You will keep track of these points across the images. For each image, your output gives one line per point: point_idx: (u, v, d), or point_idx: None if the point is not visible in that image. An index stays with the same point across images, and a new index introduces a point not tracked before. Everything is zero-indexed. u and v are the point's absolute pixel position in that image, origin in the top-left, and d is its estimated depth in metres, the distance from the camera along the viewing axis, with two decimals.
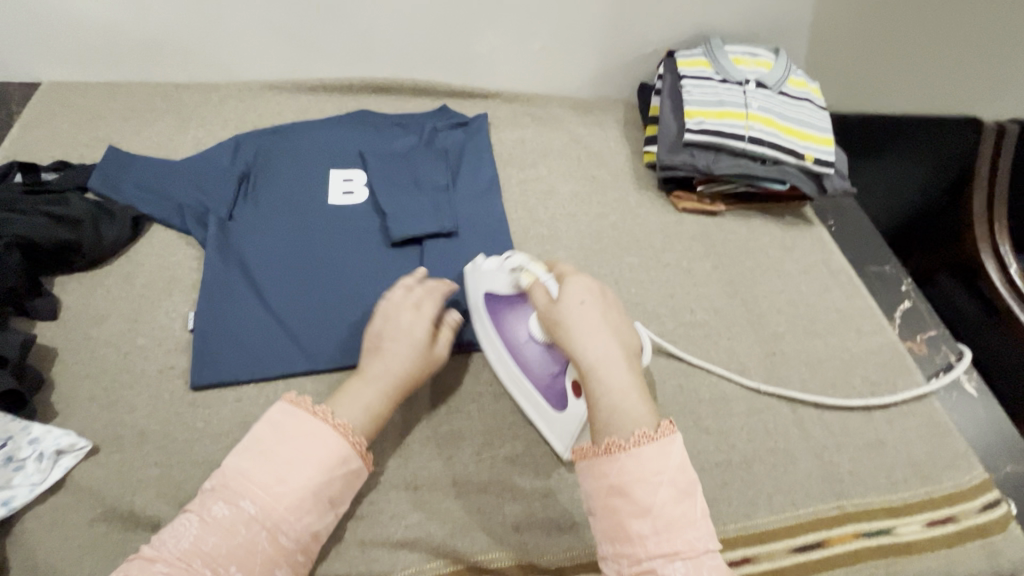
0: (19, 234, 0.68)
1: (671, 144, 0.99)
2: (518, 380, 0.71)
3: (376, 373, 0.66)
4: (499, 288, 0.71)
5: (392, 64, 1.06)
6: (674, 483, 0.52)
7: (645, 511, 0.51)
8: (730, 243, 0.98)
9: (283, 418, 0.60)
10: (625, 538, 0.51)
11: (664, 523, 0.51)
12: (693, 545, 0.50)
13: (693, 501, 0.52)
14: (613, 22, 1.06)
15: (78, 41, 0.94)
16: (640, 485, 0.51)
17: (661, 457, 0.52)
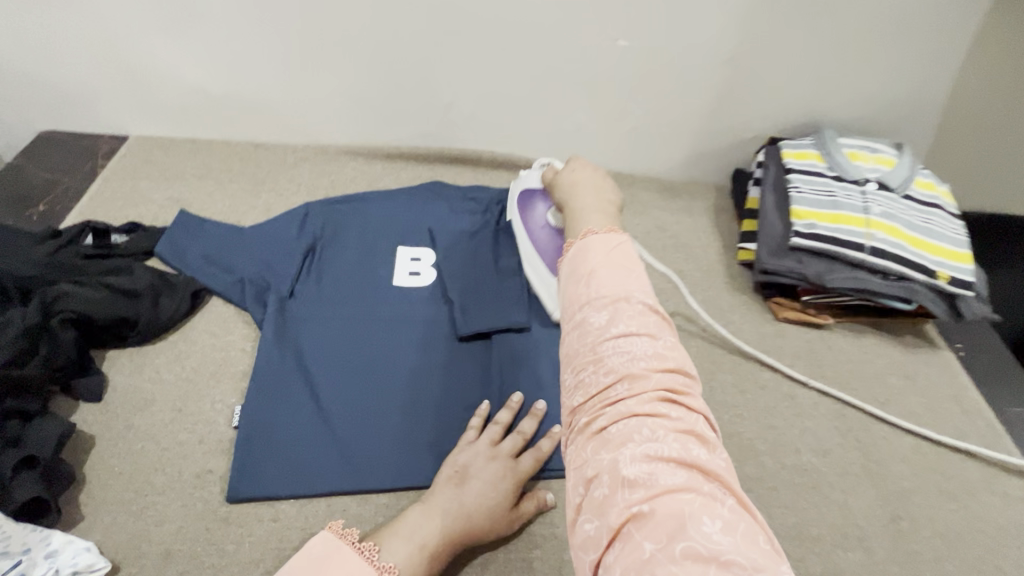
0: (76, 308, 0.65)
1: (774, 246, 0.88)
2: (532, 255, 0.81)
3: (441, 506, 0.59)
4: (534, 184, 0.83)
5: (471, 135, 1.01)
6: (623, 272, 0.48)
7: (587, 273, 0.49)
8: (839, 364, 0.85)
9: (324, 553, 0.53)
10: (572, 338, 0.47)
11: (616, 308, 0.46)
12: (639, 360, 0.43)
13: (651, 342, 0.44)
14: (713, 105, 0.98)
15: (167, 98, 0.94)
16: (580, 260, 0.50)
17: (613, 254, 0.50)
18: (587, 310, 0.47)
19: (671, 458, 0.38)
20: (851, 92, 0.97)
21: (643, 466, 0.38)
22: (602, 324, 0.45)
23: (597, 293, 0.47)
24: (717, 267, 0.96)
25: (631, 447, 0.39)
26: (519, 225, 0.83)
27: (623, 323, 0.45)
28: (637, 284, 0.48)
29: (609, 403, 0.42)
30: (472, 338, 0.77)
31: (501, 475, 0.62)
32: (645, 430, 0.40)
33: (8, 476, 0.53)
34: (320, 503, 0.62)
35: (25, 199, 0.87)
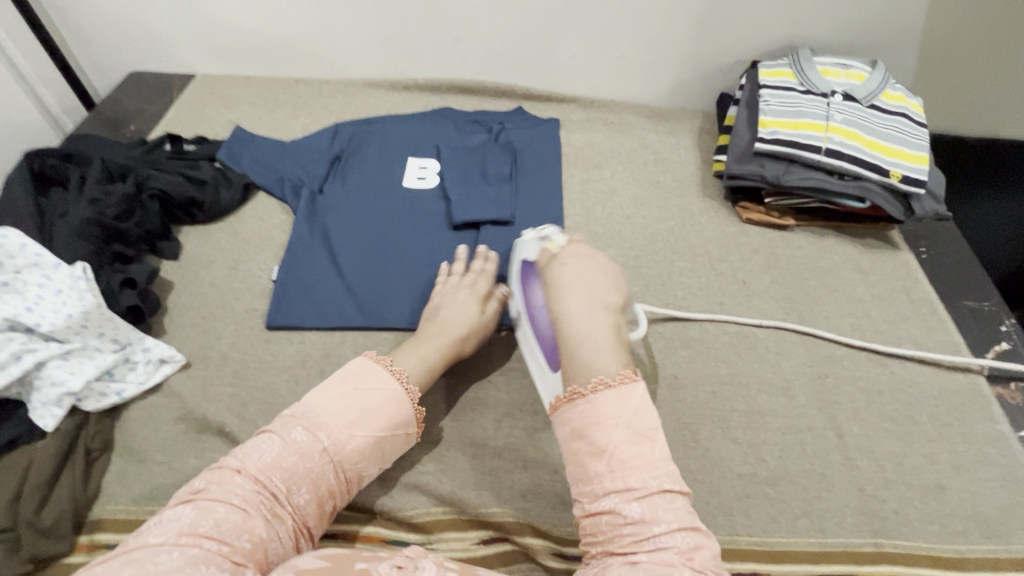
0: (160, 187, 0.84)
1: (741, 153, 0.97)
2: (530, 338, 0.72)
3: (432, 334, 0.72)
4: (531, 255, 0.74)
5: (477, 68, 1.15)
6: (644, 443, 0.53)
7: (604, 451, 0.53)
8: (795, 259, 0.94)
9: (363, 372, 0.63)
10: (597, 520, 0.52)
11: (643, 493, 0.51)
12: (666, 527, 0.50)
13: (670, 509, 0.51)
14: (696, 31, 1.07)
15: (226, 41, 1.14)
16: (594, 427, 0.54)
17: (627, 411, 0.54)
18: (612, 496, 0.52)
19: None
20: (830, 15, 1.03)
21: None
22: (633, 515, 0.50)
23: (621, 476, 0.52)
24: (692, 179, 1.05)
25: None
26: (519, 302, 0.75)
27: (656, 510, 0.50)
28: (659, 448, 0.53)
29: (628, 554, 0.50)
30: (464, 226, 0.92)
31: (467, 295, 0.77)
32: None
33: (116, 290, 0.73)
34: (335, 335, 0.80)
35: (120, 122, 1.09)
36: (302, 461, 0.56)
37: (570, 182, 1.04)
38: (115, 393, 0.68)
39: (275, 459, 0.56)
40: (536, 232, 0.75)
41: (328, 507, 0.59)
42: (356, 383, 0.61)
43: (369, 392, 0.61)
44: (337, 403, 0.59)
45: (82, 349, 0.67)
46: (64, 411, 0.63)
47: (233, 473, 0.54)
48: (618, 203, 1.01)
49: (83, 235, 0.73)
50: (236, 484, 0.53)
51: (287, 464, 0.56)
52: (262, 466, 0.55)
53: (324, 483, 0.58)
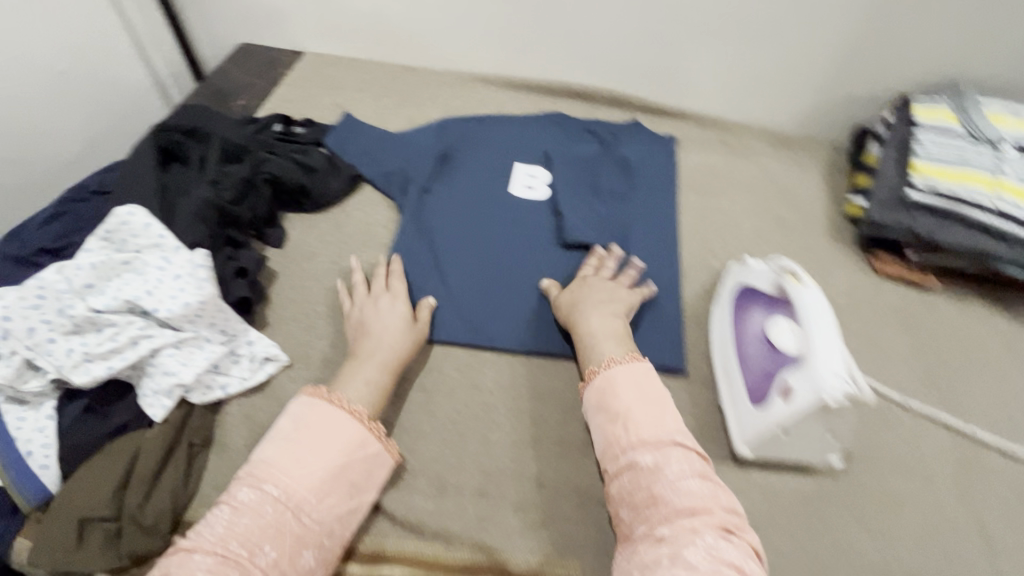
0: (274, 172, 0.82)
1: (887, 201, 0.87)
2: (731, 363, 0.72)
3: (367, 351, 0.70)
4: (762, 284, 0.74)
5: (594, 73, 1.09)
6: (656, 407, 0.63)
7: (619, 414, 0.63)
8: (935, 324, 0.85)
9: (301, 409, 0.64)
10: (625, 481, 0.60)
11: (659, 454, 0.59)
12: (684, 475, 0.57)
13: (691, 464, 0.59)
14: (845, 56, 0.97)
15: (340, 21, 1.11)
16: (610, 398, 0.64)
17: (635, 384, 0.65)
18: (632, 454, 0.60)
19: (731, 563, 0.51)
20: (1005, 53, 0.91)
21: (705, 557, 0.51)
22: (651, 464, 0.59)
23: (636, 434, 0.61)
24: (820, 219, 0.96)
25: (694, 547, 0.52)
26: (727, 326, 0.76)
27: (670, 466, 0.58)
28: (670, 427, 0.62)
29: (646, 512, 0.57)
30: (575, 246, 0.87)
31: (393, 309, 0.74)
32: (695, 540, 0.52)
33: (228, 278, 0.71)
34: (438, 349, 0.76)
35: (229, 94, 1.08)
36: (257, 515, 0.56)
37: (686, 208, 0.97)
38: (219, 387, 0.66)
39: (226, 526, 0.55)
40: (771, 263, 0.75)
41: (310, 558, 0.57)
42: (299, 422, 0.62)
43: (311, 430, 0.61)
44: (285, 451, 0.60)
45: (194, 339, 0.65)
46: (172, 402, 0.62)
47: (187, 554, 0.53)
48: (737, 237, 0.93)
49: (201, 217, 0.71)
50: (197, 561, 0.52)
51: (242, 524, 0.55)
52: (216, 536, 0.54)
53: (287, 537, 0.56)
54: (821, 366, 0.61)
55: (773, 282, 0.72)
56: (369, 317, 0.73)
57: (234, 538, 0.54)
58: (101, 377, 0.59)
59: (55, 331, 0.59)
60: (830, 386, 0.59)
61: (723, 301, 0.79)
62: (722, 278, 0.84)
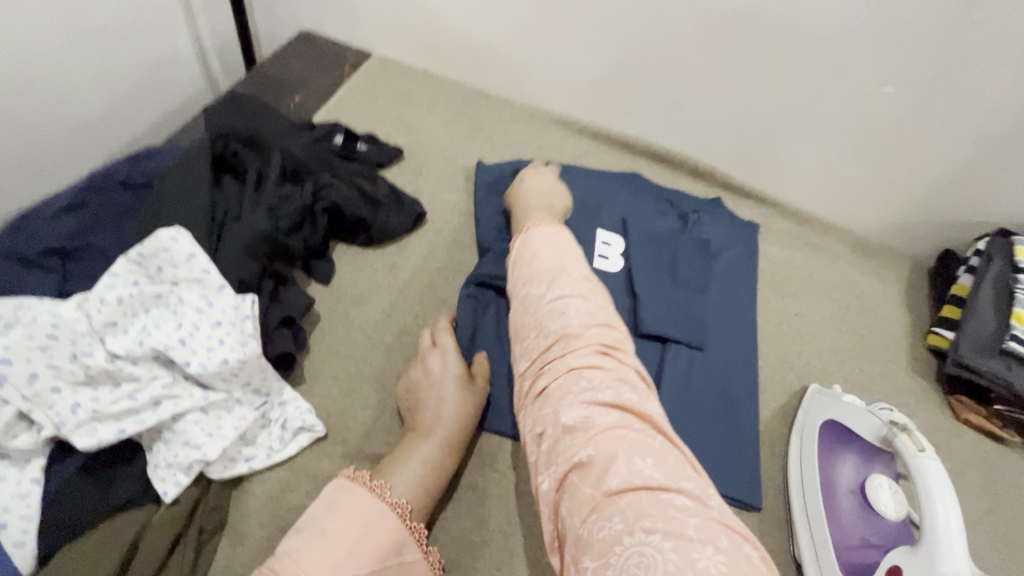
0: (335, 201, 0.71)
1: (979, 342, 0.82)
2: (818, 513, 0.64)
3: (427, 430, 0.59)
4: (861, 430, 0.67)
5: (681, 140, 1.01)
6: (561, 255, 0.60)
7: (528, 257, 0.61)
8: (1016, 487, 0.79)
9: (336, 496, 0.52)
10: (518, 312, 0.58)
11: (553, 280, 0.57)
12: (571, 318, 0.53)
13: (584, 302, 0.54)
14: (954, 180, 0.90)
15: (418, 30, 1.01)
16: (529, 262, 0.61)
17: (549, 239, 0.62)
18: (527, 288, 0.58)
19: (606, 402, 0.46)
20: None
21: (579, 412, 0.46)
22: (541, 294, 0.56)
23: (536, 270, 0.59)
24: (900, 344, 0.90)
25: (572, 398, 0.47)
26: (813, 466, 0.68)
27: (554, 290, 0.56)
28: (565, 276, 0.57)
29: (548, 362, 0.51)
30: (649, 337, 0.78)
31: (449, 383, 0.62)
32: (581, 382, 0.48)
33: (272, 328, 0.60)
34: (494, 440, 0.66)
35: (284, 87, 0.97)
36: None
37: (763, 307, 0.89)
38: (243, 460, 0.56)
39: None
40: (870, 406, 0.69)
41: None
42: (335, 512, 0.50)
43: (349, 525, 0.50)
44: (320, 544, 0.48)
45: (224, 401, 0.54)
46: (188, 480, 0.51)
47: None
48: (815, 350, 0.86)
49: (252, 252, 0.60)
50: None
51: None
52: None
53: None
54: (955, 560, 0.53)
55: (876, 431, 0.65)
56: (421, 384, 0.62)
57: None
58: (109, 442, 0.48)
59: (61, 379, 0.49)
60: None
61: (805, 434, 0.72)
62: (802, 402, 0.77)
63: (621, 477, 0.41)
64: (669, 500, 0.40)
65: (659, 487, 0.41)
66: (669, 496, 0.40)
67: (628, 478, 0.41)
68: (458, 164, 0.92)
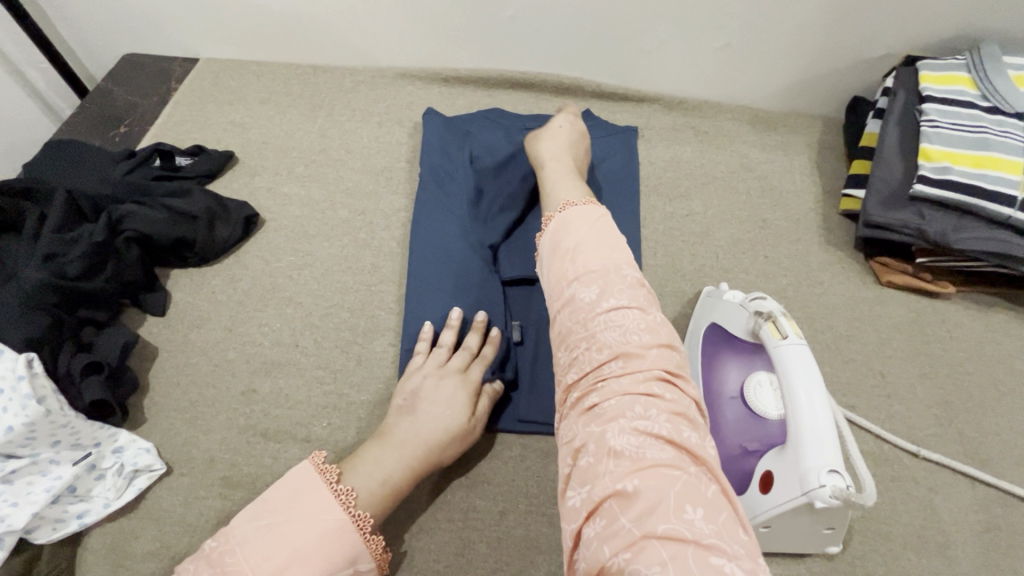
0: (139, 228, 0.67)
1: (889, 194, 0.72)
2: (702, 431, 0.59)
3: (399, 437, 0.55)
4: (735, 329, 0.60)
5: (535, 58, 0.92)
6: (610, 251, 0.54)
7: (570, 249, 0.55)
8: (953, 343, 0.70)
9: (300, 480, 0.50)
10: (562, 315, 0.52)
11: (605, 283, 0.51)
12: (630, 334, 0.48)
13: (642, 316, 0.50)
14: (835, 16, 0.78)
15: (231, 20, 0.93)
16: (585, 249, 0.54)
17: (596, 228, 0.57)
18: (575, 288, 0.52)
19: (660, 436, 0.42)
20: None
21: (631, 439, 0.42)
22: (593, 298, 0.51)
23: (585, 268, 0.53)
24: (811, 218, 0.81)
25: (621, 421, 0.43)
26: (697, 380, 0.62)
27: (614, 297, 0.50)
28: (618, 275, 0.52)
29: (599, 378, 0.47)
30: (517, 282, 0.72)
31: (458, 390, 0.58)
32: (637, 408, 0.44)
33: (78, 378, 0.57)
34: (349, 433, 0.63)
35: (111, 120, 0.92)
36: None
37: (650, 217, 0.82)
38: (75, 516, 0.55)
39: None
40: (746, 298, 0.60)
41: None
42: (294, 500, 0.48)
43: (301, 512, 0.47)
44: (266, 535, 0.46)
45: (31, 466, 0.52)
46: (4, 553, 0.50)
47: None
48: (712, 250, 0.79)
49: (37, 305, 0.58)
50: None
51: None
52: None
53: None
54: (808, 457, 0.47)
55: (750, 327, 0.57)
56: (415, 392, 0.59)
57: None
58: None
59: None
60: (818, 485, 0.45)
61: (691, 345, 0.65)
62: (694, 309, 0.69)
63: (669, 524, 0.37)
64: (720, 562, 0.36)
65: (710, 543, 0.37)
66: (719, 557, 0.36)
67: (676, 526, 0.37)
68: (297, 151, 0.86)
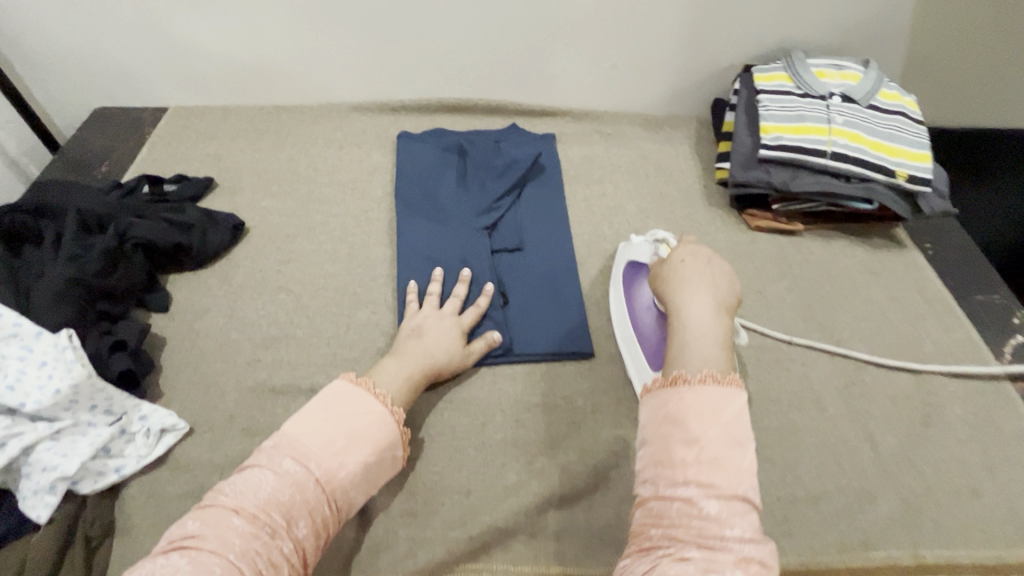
0: (143, 236, 0.78)
1: (745, 160, 0.95)
2: (631, 341, 0.76)
3: (412, 352, 0.71)
4: (642, 257, 0.78)
5: (467, 86, 1.12)
6: (716, 365, 0.52)
7: (703, 375, 0.51)
8: (807, 264, 0.93)
9: (344, 395, 0.59)
10: (665, 434, 0.50)
11: (706, 406, 0.50)
12: (726, 443, 0.48)
13: (733, 418, 0.50)
14: (688, 38, 1.04)
15: (199, 72, 1.07)
16: (688, 404, 0.50)
17: (703, 340, 0.54)
18: (678, 446, 0.48)
19: (738, 511, 0.46)
20: (821, 17, 1.02)
21: (719, 507, 0.45)
22: (692, 433, 0.48)
23: (694, 398, 0.50)
24: (696, 188, 1.04)
25: (710, 508, 0.45)
26: (624, 307, 0.80)
27: (709, 425, 0.49)
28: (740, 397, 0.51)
29: (692, 477, 0.47)
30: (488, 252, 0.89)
31: (453, 328, 0.75)
32: (732, 503, 0.46)
33: (107, 355, 0.67)
34: None
35: (88, 163, 1.02)
36: (297, 492, 0.52)
37: (574, 199, 1.01)
38: (114, 470, 0.63)
39: (271, 493, 0.51)
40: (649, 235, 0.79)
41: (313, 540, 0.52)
42: (341, 407, 0.58)
43: (354, 416, 0.58)
44: (330, 430, 0.56)
45: (73, 426, 0.61)
46: (58, 498, 0.57)
47: (228, 514, 0.49)
48: (625, 218, 0.99)
49: (62, 298, 0.67)
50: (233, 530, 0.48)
51: (286, 496, 0.51)
52: (261, 501, 0.50)
53: (317, 518, 0.53)
54: None
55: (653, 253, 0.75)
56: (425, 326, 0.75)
57: (278, 506, 0.50)
58: None
59: None
60: None
61: (617, 279, 0.83)
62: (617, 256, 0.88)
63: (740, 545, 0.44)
64: None
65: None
66: None
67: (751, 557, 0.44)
68: (271, 174, 1.00)
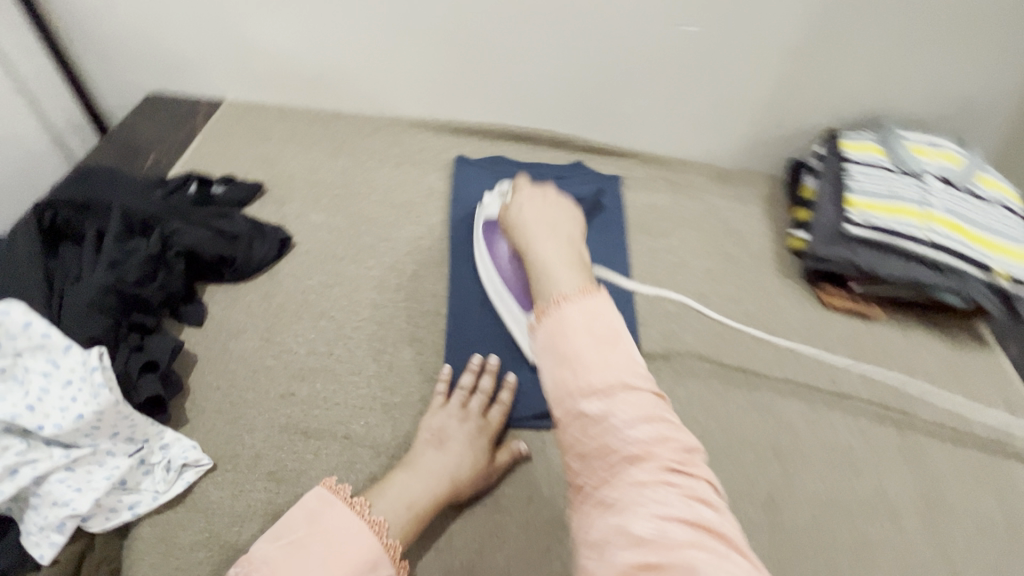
0: (187, 245, 0.73)
1: (829, 234, 0.88)
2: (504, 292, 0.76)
3: (426, 468, 0.63)
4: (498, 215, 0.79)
5: (534, 115, 1.06)
6: (612, 342, 0.43)
7: (567, 335, 0.43)
8: (883, 354, 0.86)
9: (319, 507, 0.57)
10: (570, 430, 0.42)
11: (575, 355, 0.43)
12: (638, 423, 0.40)
13: (639, 396, 0.41)
14: (777, 95, 0.98)
15: (259, 68, 1.03)
16: (568, 332, 0.44)
17: (602, 320, 0.44)
18: (581, 403, 0.42)
19: (684, 521, 0.37)
20: (925, 89, 0.95)
21: (652, 524, 0.37)
22: (599, 409, 0.41)
23: (588, 376, 0.42)
24: (766, 254, 0.98)
25: (641, 517, 0.37)
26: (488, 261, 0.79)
27: (627, 411, 0.40)
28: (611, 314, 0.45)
29: (612, 473, 0.39)
30: None
31: (476, 435, 0.67)
32: (654, 495, 0.38)
33: (135, 376, 0.61)
34: (385, 430, 0.68)
35: (136, 151, 0.98)
36: None
37: (636, 251, 0.95)
38: (127, 507, 0.57)
39: None
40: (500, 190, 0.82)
41: None
42: (315, 524, 0.55)
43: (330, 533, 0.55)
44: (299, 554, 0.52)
45: (91, 455, 0.55)
46: (65, 537, 0.52)
47: None
48: (689, 278, 0.93)
49: (98, 309, 0.62)
50: None
51: None
52: None
53: None
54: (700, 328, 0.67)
55: None
56: (444, 432, 0.66)
57: None
58: None
59: None
60: None
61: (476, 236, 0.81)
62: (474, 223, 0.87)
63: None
64: None
65: None
66: None
67: None
68: (323, 185, 0.95)
